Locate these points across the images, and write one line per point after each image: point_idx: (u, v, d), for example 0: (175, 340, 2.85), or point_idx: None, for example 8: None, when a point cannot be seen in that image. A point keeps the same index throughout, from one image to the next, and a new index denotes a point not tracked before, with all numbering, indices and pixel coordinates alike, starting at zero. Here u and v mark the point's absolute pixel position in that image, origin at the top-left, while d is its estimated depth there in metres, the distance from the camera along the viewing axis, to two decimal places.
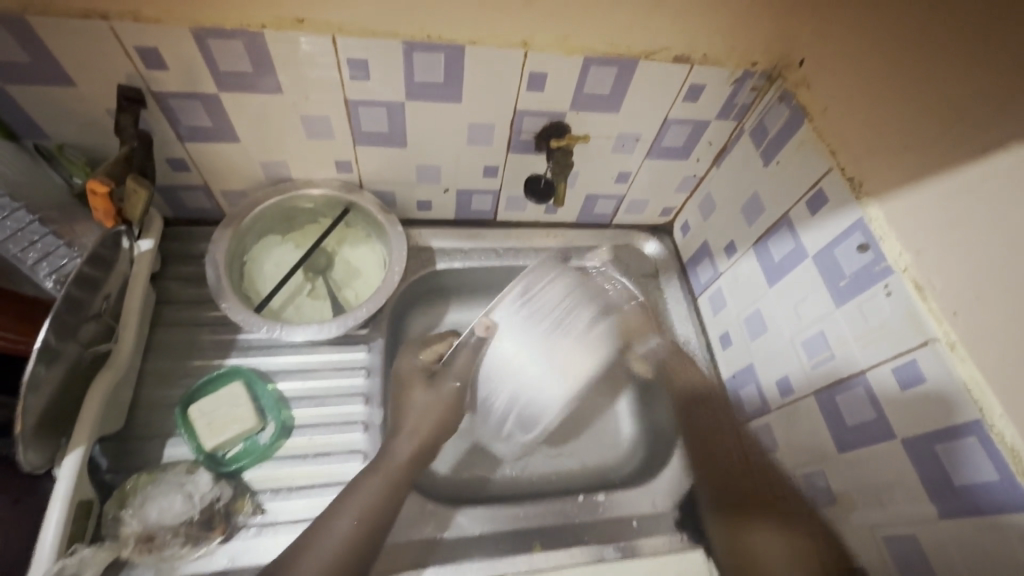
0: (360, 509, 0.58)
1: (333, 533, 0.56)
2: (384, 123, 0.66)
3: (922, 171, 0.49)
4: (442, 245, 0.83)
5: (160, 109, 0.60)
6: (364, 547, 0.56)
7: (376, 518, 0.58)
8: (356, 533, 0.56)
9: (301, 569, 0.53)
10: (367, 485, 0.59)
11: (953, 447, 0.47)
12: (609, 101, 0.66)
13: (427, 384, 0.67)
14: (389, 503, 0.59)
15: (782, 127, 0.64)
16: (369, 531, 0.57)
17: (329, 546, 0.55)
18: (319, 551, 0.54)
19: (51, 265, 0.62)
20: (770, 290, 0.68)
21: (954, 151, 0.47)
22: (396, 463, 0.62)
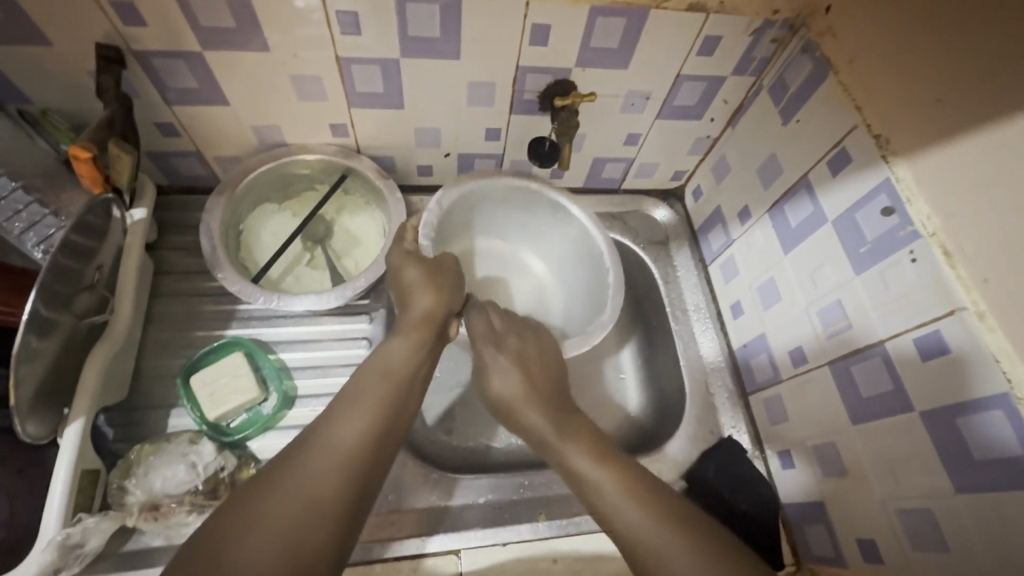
0: (385, 371, 0.54)
1: (365, 393, 0.52)
2: (379, 83, 0.62)
3: (964, 126, 0.45)
4: (426, 220, 0.68)
5: (143, 69, 0.57)
6: (400, 401, 0.53)
7: (402, 377, 0.55)
8: (388, 393, 0.53)
9: (336, 433, 0.47)
10: (390, 350, 0.56)
11: (976, 420, 0.45)
12: (618, 55, 0.61)
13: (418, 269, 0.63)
14: (415, 367, 0.57)
15: (803, 81, 0.60)
16: (400, 387, 0.54)
17: (367, 403, 0.50)
18: (359, 407, 0.50)
19: (39, 235, 0.61)
20: (785, 257, 0.65)
21: (1000, 103, 0.42)
22: (411, 328, 0.59)
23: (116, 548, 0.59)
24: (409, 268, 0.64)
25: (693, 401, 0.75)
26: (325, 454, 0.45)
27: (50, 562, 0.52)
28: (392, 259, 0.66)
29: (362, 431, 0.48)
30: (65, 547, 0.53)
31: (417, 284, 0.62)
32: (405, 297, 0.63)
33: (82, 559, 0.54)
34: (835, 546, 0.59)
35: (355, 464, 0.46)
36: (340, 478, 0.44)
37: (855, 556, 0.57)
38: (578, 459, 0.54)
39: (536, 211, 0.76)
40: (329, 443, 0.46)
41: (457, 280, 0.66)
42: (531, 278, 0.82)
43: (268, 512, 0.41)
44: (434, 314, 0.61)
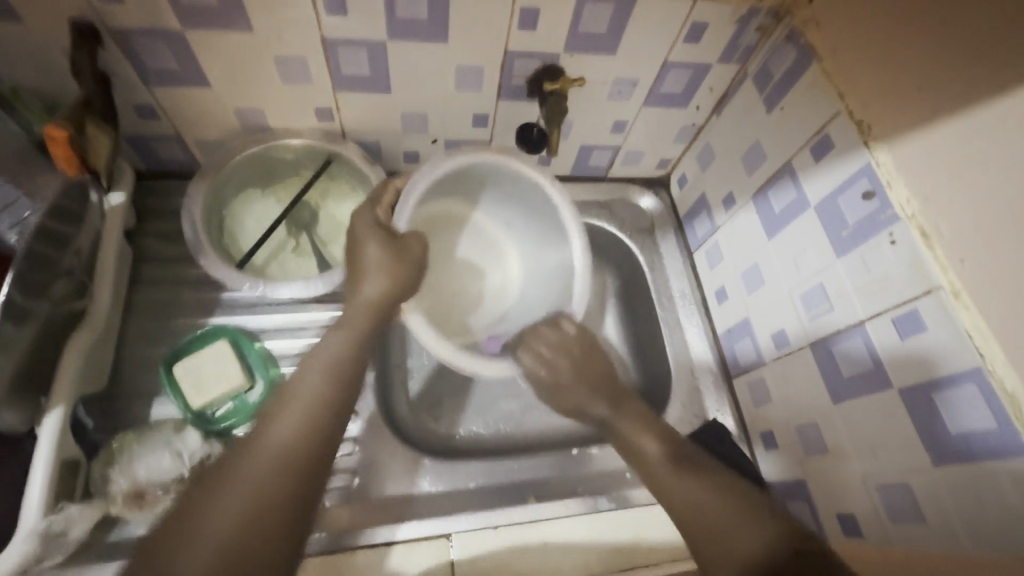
0: (322, 368, 0.49)
1: (298, 396, 0.47)
2: (365, 65, 0.61)
3: (953, 105, 0.45)
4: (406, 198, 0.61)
5: (119, 47, 0.56)
6: (337, 403, 0.48)
7: (345, 373, 0.50)
8: (320, 393, 0.47)
9: (262, 445, 0.43)
10: (326, 341, 0.51)
11: (953, 395, 0.46)
12: (605, 40, 0.61)
13: (386, 240, 0.57)
14: (356, 361, 0.52)
15: (787, 69, 0.61)
16: (336, 387, 0.49)
17: (295, 410, 0.46)
18: (284, 418, 0.45)
19: (13, 217, 0.58)
20: (769, 243, 0.66)
21: (995, 79, 0.43)
22: (352, 316, 0.54)
23: (99, 539, 0.57)
24: (370, 245, 0.57)
25: (678, 385, 0.76)
26: (257, 468, 0.42)
27: (32, 552, 0.50)
28: (358, 224, 0.59)
29: (293, 443, 0.44)
30: (47, 536, 0.51)
31: (378, 262, 0.56)
32: (359, 273, 0.56)
33: (65, 547, 0.53)
34: (816, 521, 0.61)
35: (295, 458, 0.43)
36: (274, 481, 0.42)
37: (836, 531, 0.59)
38: (650, 445, 0.56)
39: (530, 202, 0.71)
40: (261, 454, 0.43)
41: (418, 270, 0.58)
42: (504, 262, 0.79)
43: (214, 514, 0.39)
44: (384, 300, 0.55)
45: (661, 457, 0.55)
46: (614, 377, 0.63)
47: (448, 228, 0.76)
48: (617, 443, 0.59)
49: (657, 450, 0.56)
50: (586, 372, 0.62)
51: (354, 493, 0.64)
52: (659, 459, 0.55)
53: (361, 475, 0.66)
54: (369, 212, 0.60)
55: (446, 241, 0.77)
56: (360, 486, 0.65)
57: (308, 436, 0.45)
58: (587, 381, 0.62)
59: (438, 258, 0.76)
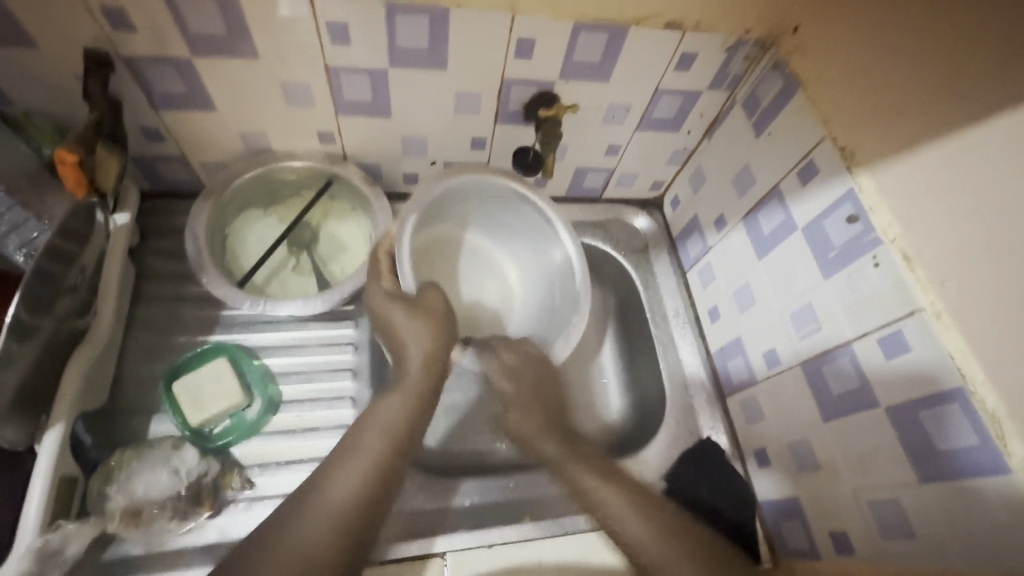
0: (381, 429, 0.51)
1: (360, 453, 0.49)
2: (366, 91, 0.63)
3: (933, 132, 0.47)
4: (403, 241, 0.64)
5: (129, 73, 0.58)
6: (397, 462, 0.50)
7: (405, 435, 0.52)
8: (386, 449, 0.50)
9: (321, 501, 0.45)
10: (386, 402, 0.53)
11: (938, 413, 0.47)
12: (599, 68, 0.64)
13: (407, 305, 0.59)
14: (413, 420, 0.53)
15: (773, 97, 0.63)
16: (398, 446, 0.51)
17: (358, 466, 0.48)
18: (349, 474, 0.47)
19: (22, 238, 0.60)
20: (759, 263, 0.68)
21: (973, 107, 0.45)
22: (416, 380, 0.55)
23: (96, 557, 0.57)
24: (396, 313, 0.59)
25: (673, 403, 0.77)
26: (319, 522, 0.44)
27: (28, 569, 0.51)
28: (373, 300, 0.61)
29: (352, 500, 0.46)
30: (43, 553, 0.51)
31: (407, 326, 0.58)
32: (399, 346, 0.58)
33: (61, 566, 0.53)
34: (810, 540, 0.62)
35: (349, 517, 0.45)
36: (330, 539, 0.43)
37: (828, 550, 0.59)
38: (599, 485, 0.56)
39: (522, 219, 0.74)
40: (320, 510, 0.44)
41: (446, 324, 0.60)
42: (502, 282, 0.81)
43: (277, 565, 0.41)
44: (435, 357, 0.57)
45: (614, 498, 0.54)
46: (558, 413, 0.65)
47: (443, 256, 0.78)
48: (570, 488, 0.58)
49: (614, 497, 0.54)
50: (542, 397, 0.65)
51: None
52: (613, 499, 0.54)
53: None
54: (377, 287, 0.62)
55: (443, 267, 0.78)
56: None
57: (370, 494, 0.47)
58: (543, 406, 0.64)
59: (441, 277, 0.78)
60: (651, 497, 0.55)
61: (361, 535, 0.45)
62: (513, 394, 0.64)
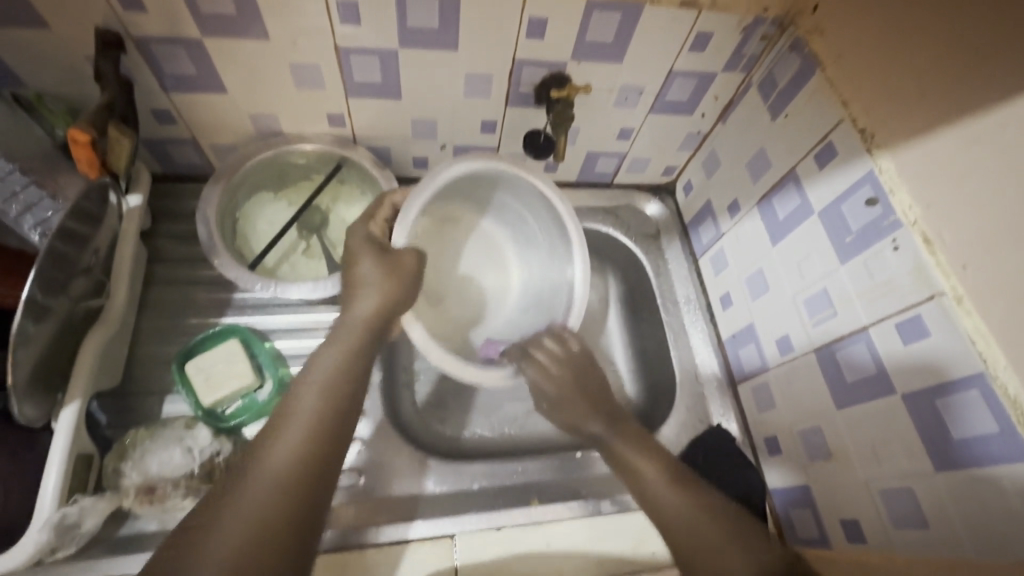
0: (319, 385, 0.48)
1: (297, 412, 0.46)
2: (377, 72, 0.63)
3: (951, 112, 0.46)
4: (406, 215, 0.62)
5: (141, 54, 0.57)
6: (341, 418, 0.47)
7: (345, 388, 0.48)
8: (324, 408, 0.46)
9: (262, 465, 0.42)
10: (323, 356, 0.50)
11: (956, 399, 0.46)
12: (612, 49, 0.63)
13: (379, 254, 0.58)
14: (354, 371, 0.50)
15: (791, 78, 0.62)
16: (342, 401, 0.48)
17: (300, 426, 0.45)
18: (286, 437, 0.44)
19: (37, 218, 0.60)
20: (773, 249, 0.67)
21: (993, 85, 0.43)
22: (349, 329, 0.53)
23: (111, 532, 0.59)
24: (364, 259, 0.58)
25: (683, 391, 0.77)
26: (261, 487, 0.41)
27: (47, 542, 0.52)
28: (354, 240, 0.61)
29: (295, 463, 0.42)
30: (61, 527, 0.52)
31: (372, 276, 0.56)
32: (352, 296, 0.56)
33: (78, 539, 0.54)
34: (820, 528, 0.61)
35: (295, 478, 0.42)
36: (277, 500, 0.40)
37: (839, 538, 0.59)
38: (649, 471, 0.54)
39: (536, 212, 0.72)
40: (265, 474, 0.41)
41: (411, 281, 0.58)
42: (503, 269, 0.80)
43: (218, 537, 0.38)
44: (379, 312, 0.55)
45: (655, 473, 0.54)
46: (608, 395, 0.63)
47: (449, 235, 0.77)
48: (611, 463, 0.58)
49: (654, 471, 0.54)
50: (580, 385, 0.63)
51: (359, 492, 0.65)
52: (653, 478, 0.54)
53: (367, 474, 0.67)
54: (364, 227, 0.62)
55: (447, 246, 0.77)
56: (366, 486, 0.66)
57: (314, 453, 0.44)
58: (587, 399, 0.62)
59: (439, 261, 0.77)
60: (688, 478, 0.53)
61: (312, 502, 0.42)
62: (551, 388, 0.63)
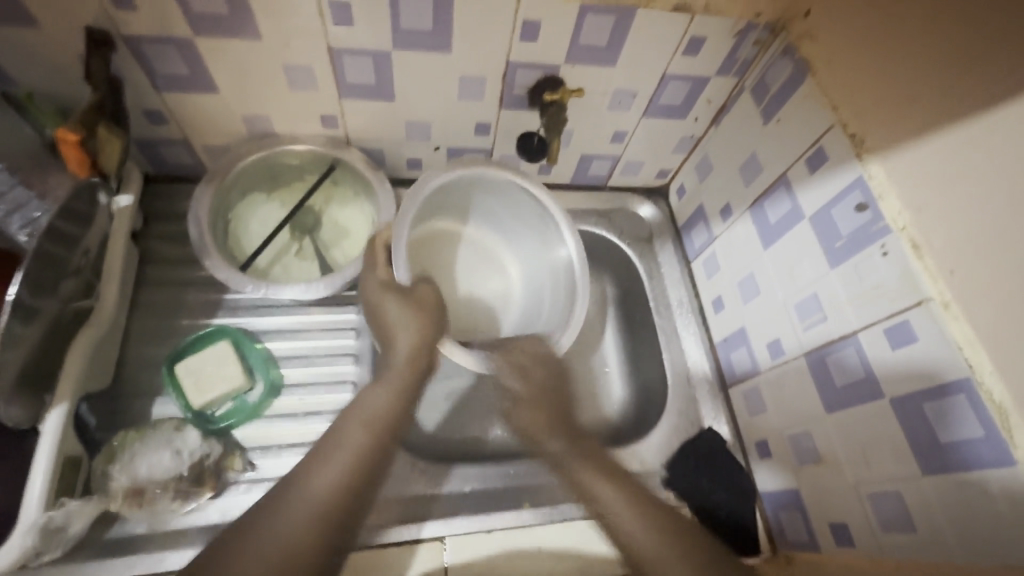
0: (364, 419, 0.52)
1: (343, 443, 0.50)
2: (370, 74, 0.63)
3: (937, 120, 0.47)
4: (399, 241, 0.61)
5: (132, 54, 0.57)
6: (381, 450, 0.52)
7: (386, 427, 0.53)
8: (369, 442, 0.51)
9: (306, 492, 0.47)
10: (376, 391, 0.54)
11: (943, 404, 0.47)
12: (605, 53, 0.63)
13: (403, 296, 0.59)
14: (399, 415, 0.55)
15: (783, 83, 0.62)
16: (382, 435, 0.52)
17: (342, 458, 0.49)
18: (331, 465, 0.49)
19: (24, 218, 0.60)
20: (765, 253, 0.67)
21: (982, 96, 0.44)
22: (402, 368, 0.57)
23: (99, 535, 0.58)
24: (389, 304, 0.59)
25: (675, 394, 0.77)
26: (302, 512, 0.46)
27: (32, 545, 0.52)
28: (369, 290, 0.61)
29: (333, 492, 0.48)
30: (47, 530, 0.52)
31: (398, 317, 0.58)
32: (387, 334, 0.59)
33: (64, 542, 0.54)
34: (811, 532, 0.62)
35: (333, 507, 0.47)
36: (313, 527, 0.45)
37: (828, 541, 0.59)
38: (606, 491, 0.54)
39: (518, 201, 0.73)
40: (304, 500, 0.46)
41: (438, 316, 0.60)
42: (503, 271, 0.80)
43: (252, 555, 0.43)
44: (418, 355, 0.57)
45: (619, 500, 0.53)
46: (570, 418, 0.63)
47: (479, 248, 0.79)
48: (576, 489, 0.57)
49: (616, 494, 0.54)
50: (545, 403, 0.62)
51: None
52: (613, 500, 0.54)
53: None
54: (371, 272, 0.62)
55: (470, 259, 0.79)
56: None
57: (354, 484, 0.49)
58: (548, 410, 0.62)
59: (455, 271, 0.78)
60: (664, 507, 0.53)
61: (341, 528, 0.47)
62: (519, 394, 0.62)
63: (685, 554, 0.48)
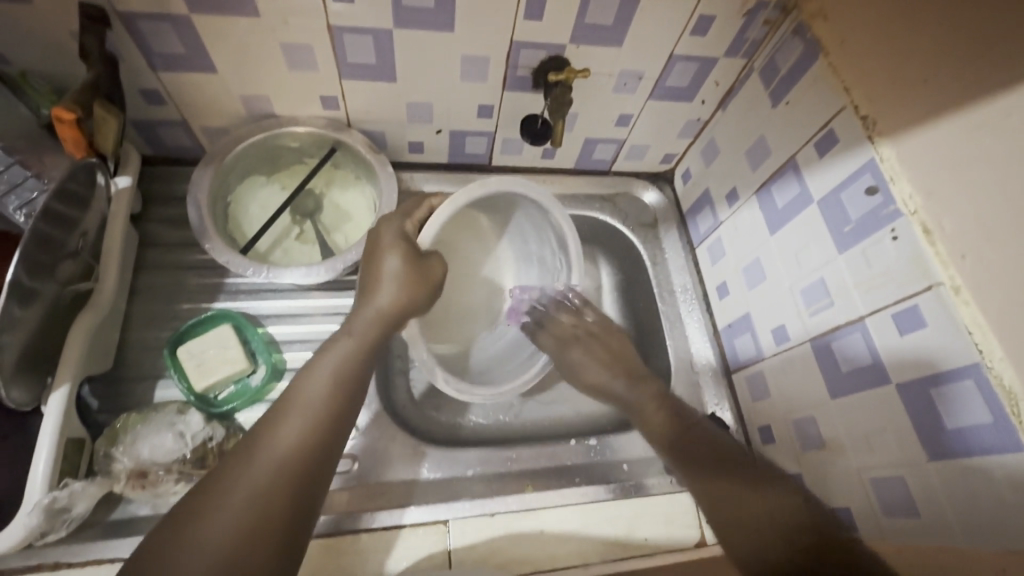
0: (333, 375, 0.49)
1: (301, 401, 0.46)
2: (371, 54, 0.61)
3: (957, 100, 0.45)
4: (434, 220, 0.63)
5: (128, 32, 0.56)
6: (343, 406, 0.48)
7: (353, 384, 0.50)
8: (330, 399, 0.47)
9: (268, 448, 0.42)
10: (337, 346, 0.51)
11: (950, 390, 0.46)
12: (612, 32, 0.61)
13: (409, 255, 0.58)
14: (362, 369, 0.51)
15: (793, 65, 0.61)
16: (345, 392, 0.49)
17: (306, 416, 0.45)
18: (295, 419, 0.44)
19: (21, 199, 0.59)
20: (771, 238, 0.66)
21: (1006, 74, 0.42)
22: (365, 324, 0.54)
23: (104, 516, 0.59)
24: (392, 255, 0.57)
25: (678, 380, 0.77)
26: (266, 471, 0.41)
27: (37, 525, 0.51)
28: (387, 237, 0.59)
29: (298, 446, 0.43)
30: (51, 510, 0.52)
31: (395, 275, 0.56)
32: (372, 285, 0.56)
33: (68, 523, 0.54)
34: None
35: (300, 463, 0.43)
36: (280, 478, 0.41)
37: None
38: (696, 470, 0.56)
39: (542, 230, 0.73)
40: (269, 457, 0.42)
41: (430, 286, 0.59)
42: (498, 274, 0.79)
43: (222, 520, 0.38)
44: (398, 310, 0.56)
45: (684, 467, 0.57)
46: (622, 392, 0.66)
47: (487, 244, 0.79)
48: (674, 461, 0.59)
49: (693, 471, 0.56)
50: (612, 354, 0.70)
51: (355, 478, 0.65)
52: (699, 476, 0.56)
53: (361, 460, 0.67)
54: (399, 222, 0.61)
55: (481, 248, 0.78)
56: (360, 471, 0.66)
57: (318, 440, 0.45)
58: (608, 352, 0.70)
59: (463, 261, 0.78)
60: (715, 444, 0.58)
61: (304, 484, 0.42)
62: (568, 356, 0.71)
63: (733, 478, 0.53)
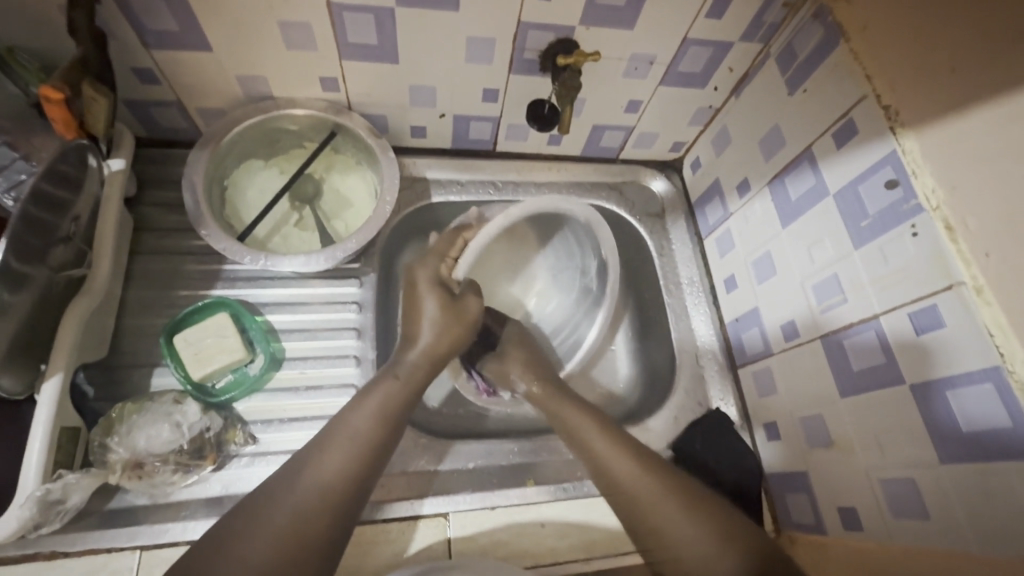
0: (375, 412, 0.52)
1: (346, 429, 0.50)
2: (373, 34, 0.59)
3: (997, 86, 0.43)
4: (470, 250, 0.65)
5: (118, 7, 0.53)
6: (383, 442, 0.51)
7: (397, 417, 0.53)
8: (374, 434, 0.51)
9: (308, 480, 0.46)
10: (382, 386, 0.54)
11: (966, 391, 0.45)
12: (624, 14, 0.59)
13: (445, 299, 0.61)
14: (401, 411, 0.54)
15: (812, 50, 0.58)
16: (387, 427, 0.52)
17: (349, 449, 0.49)
18: (338, 451, 0.48)
19: (10, 180, 0.58)
20: (783, 231, 0.65)
21: None
22: (412, 366, 0.57)
23: (100, 505, 0.58)
24: (428, 297, 0.61)
25: (684, 374, 0.75)
26: (307, 498, 0.45)
27: (31, 517, 0.51)
28: (418, 279, 0.63)
29: (337, 478, 0.47)
30: (45, 502, 0.52)
31: (434, 317, 0.60)
32: (416, 319, 0.60)
33: (63, 515, 0.54)
34: (817, 515, 0.61)
35: (339, 495, 0.46)
36: (320, 507, 0.45)
37: (836, 524, 0.58)
38: (599, 443, 0.57)
39: (588, 296, 0.79)
40: (308, 488, 0.46)
41: (469, 330, 0.62)
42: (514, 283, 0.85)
43: (262, 529, 0.43)
44: (435, 352, 0.59)
45: (600, 441, 0.57)
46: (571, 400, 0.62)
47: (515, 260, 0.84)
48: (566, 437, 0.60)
49: (602, 443, 0.57)
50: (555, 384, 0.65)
51: None
52: (605, 450, 0.56)
53: None
54: (433, 265, 0.64)
55: (511, 259, 0.84)
56: None
57: (354, 472, 0.48)
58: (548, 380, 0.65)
59: (496, 272, 0.84)
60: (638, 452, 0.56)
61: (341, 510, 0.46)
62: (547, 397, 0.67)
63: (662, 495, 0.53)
